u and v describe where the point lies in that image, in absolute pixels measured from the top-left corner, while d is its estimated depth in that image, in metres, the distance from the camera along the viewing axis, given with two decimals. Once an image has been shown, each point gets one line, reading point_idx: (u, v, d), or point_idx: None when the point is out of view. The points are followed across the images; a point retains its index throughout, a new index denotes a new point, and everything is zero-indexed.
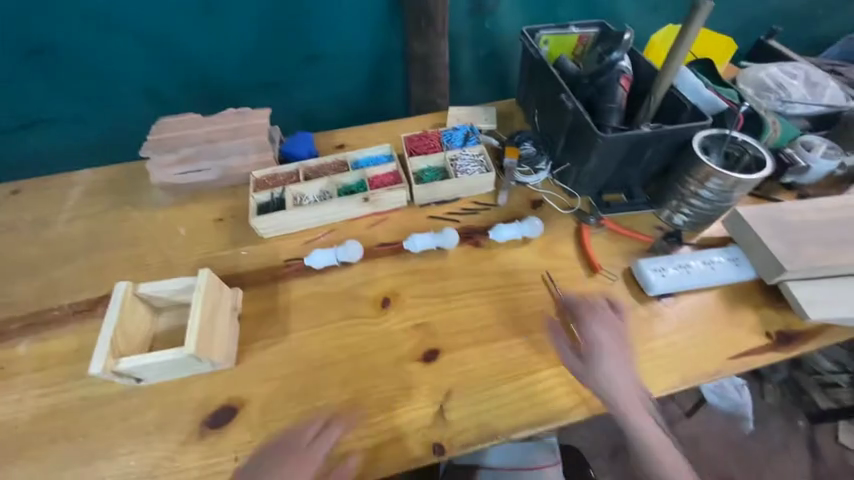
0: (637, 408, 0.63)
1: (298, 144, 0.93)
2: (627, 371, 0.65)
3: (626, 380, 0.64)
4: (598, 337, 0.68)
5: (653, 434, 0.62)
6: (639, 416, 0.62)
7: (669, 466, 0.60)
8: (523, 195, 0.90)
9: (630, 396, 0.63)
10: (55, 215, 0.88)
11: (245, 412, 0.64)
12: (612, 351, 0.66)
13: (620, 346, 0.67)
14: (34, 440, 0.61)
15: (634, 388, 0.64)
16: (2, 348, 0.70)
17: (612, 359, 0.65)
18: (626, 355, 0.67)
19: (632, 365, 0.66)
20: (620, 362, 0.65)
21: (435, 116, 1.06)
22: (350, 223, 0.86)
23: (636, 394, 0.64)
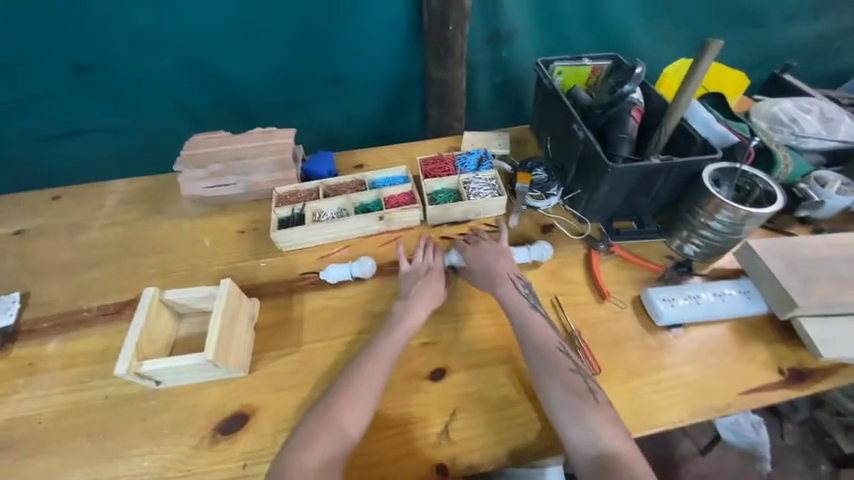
0: (504, 285, 0.75)
1: (319, 163, 0.98)
2: (499, 259, 0.78)
3: (494, 265, 0.77)
4: (472, 238, 0.83)
5: (521, 308, 0.72)
6: (506, 291, 0.74)
7: (540, 337, 0.68)
8: (534, 219, 0.92)
9: (500, 277, 0.76)
10: (92, 221, 0.93)
11: (256, 420, 0.66)
12: (483, 243, 0.81)
13: (494, 243, 0.81)
14: (56, 435, 0.64)
15: (503, 271, 0.77)
16: (34, 345, 0.74)
17: (484, 250, 0.80)
18: (499, 249, 0.80)
19: (506, 256, 0.79)
20: (492, 252, 0.79)
21: (451, 140, 1.10)
22: (365, 239, 0.89)
23: (506, 274, 0.76)
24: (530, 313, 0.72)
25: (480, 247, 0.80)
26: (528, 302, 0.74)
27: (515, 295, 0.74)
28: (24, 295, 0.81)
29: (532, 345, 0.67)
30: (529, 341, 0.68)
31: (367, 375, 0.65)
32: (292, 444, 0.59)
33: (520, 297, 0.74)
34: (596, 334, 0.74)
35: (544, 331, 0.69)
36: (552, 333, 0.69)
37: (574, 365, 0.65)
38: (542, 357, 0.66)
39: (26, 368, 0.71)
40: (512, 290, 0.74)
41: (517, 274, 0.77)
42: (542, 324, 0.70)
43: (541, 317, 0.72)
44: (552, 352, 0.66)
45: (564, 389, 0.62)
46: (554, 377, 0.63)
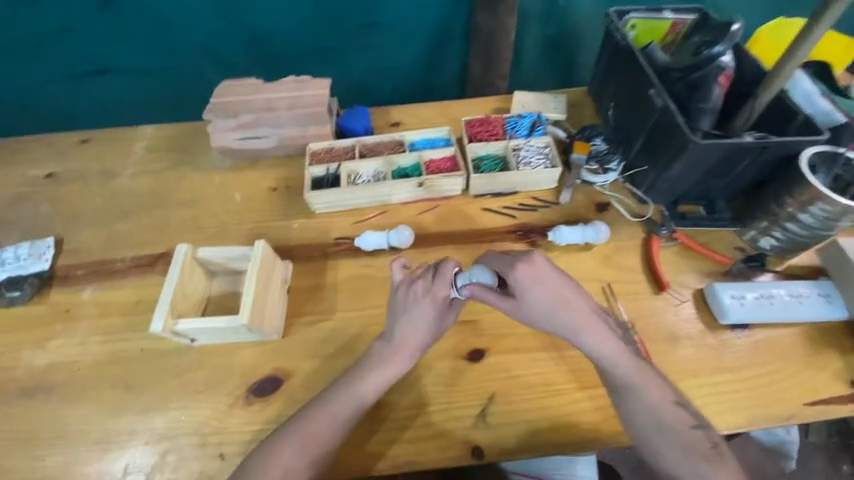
0: (586, 329, 0.59)
1: (355, 118, 0.90)
2: (564, 297, 0.59)
3: (560, 306, 0.59)
4: (520, 267, 0.59)
5: (612, 358, 0.59)
6: (589, 339, 0.59)
7: (645, 395, 0.57)
8: (588, 195, 0.83)
9: (574, 321, 0.59)
10: (121, 167, 0.90)
11: (289, 385, 0.65)
12: (540, 273, 0.59)
13: (549, 270, 0.60)
14: (94, 383, 0.65)
15: (574, 311, 0.59)
16: (70, 291, 0.74)
17: (542, 284, 0.59)
18: (560, 278, 0.60)
19: (569, 285, 0.60)
20: (553, 287, 0.59)
21: (498, 100, 0.99)
22: (402, 206, 0.83)
23: (579, 317, 0.59)
24: (625, 362, 0.59)
25: (538, 280, 0.59)
26: (616, 346, 0.59)
27: (603, 341, 0.59)
28: (58, 241, 0.80)
29: (637, 407, 0.57)
30: (634, 404, 0.57)
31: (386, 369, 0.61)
32: (305, 416, 0.58)
33: (608, 341, 0.59)
34: (650, 327, 0.69)
35: (649, 386, 0.57)
36: (658, 381, 0.58)
37: (686, 418, 0.57)
38: (653, 420, 0.57)
39: (63, 314, 0.71)
40: (595, 334, 0.59)
41: (593, 307, 0.61)
42: (644, 374, 0.58)
43: (634, 364, 0.59)
44: (663, 411, 0.57)
45: (685, 455, 0.55)
46: (661, 437, 0.56)
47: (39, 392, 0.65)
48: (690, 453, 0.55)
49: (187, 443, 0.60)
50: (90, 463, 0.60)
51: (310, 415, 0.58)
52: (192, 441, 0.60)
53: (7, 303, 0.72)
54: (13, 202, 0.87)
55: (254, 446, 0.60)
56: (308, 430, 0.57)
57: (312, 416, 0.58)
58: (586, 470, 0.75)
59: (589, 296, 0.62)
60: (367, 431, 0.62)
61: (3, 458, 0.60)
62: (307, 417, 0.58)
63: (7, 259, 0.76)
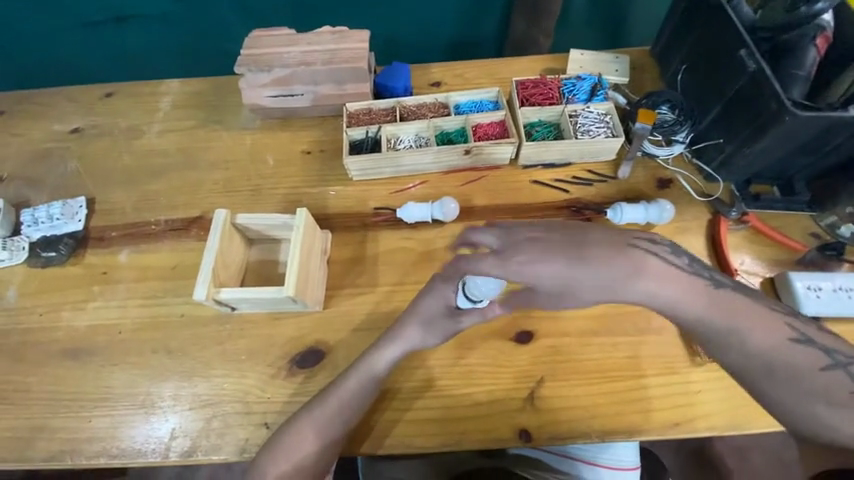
0: (645, 275, 0.46)
1: (394, 76, 0.83)
2: (581, 265, 0.45)
3: (579, 272, 0.45)
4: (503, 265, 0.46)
5: (686, 300, 0.48)
6: (646, 286, 0.46)
7: (750, 335, 0.47)
8: (648, 170, 0.76)
9: (611, 279, 0.45)
10: (148, 124, 0.86)
11: (331, 358, 0.63)
12: (533, 259, 0.45)
13: (541, 250, 0.45)
14: (136, 347, 0.64)
15: (602, 268, 0.45)
16: (105, 253, 0.72)
17: (541, 265, 0.45)
18: (558, 245, 0.45)
19: (574, 248, 0.45)
20: (559, 262, 0.45)
21: (551, 60, 0.90)
22: (445, 175, 0.78)
23: (611, 274, 0.45)
24: (703, 303, 0.48)
25: (537, 260, 0.45)
26: (686, 289, 0.47)
27: (670, 284, 0.47)
28: (89, 201, 0.77)
29: (740, 353, 0.48)
30: (730, 348, 0.48)
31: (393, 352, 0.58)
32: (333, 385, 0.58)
33: (671, 284, 0.47)
34: None
35: (750, 327, 0.48)
36: (766, 316, 0.48)
37: (813, 358, 0.47)
38: (767, 365, 0.47)
39: (100, 276, 0.70)
40: (650, 279, 0.46)
41: (632, 248, 0.47)
42: (738, 311, 0.48)
43: (723, 306, 0.48)
44: (773, 349, 0.47)
45: (813, 401, 0.47)
46: (774, 380, 0.47)
47: (83, 354, 0.64)
48: (813, 393, 0.47)
49: (232, 411, 0.60)
50: (137, 426, 0.60)
51: (347, 385, 0.57)
52: (237, 410, 0.60)
53: (44, 263, 0.71)
54: (40, 158, 0.84)
55: (287, 416, 0.59)
56: (353, 398, 0.57)
57: (355, 387, 0.57)
58: (630, 456, 0.73)
59: (611, 235, 0.47)
60: (411, 408, 0.60)
61: (52, 416, 0.61)
62: (347, 387, 0.57)
63: (40, 218, 0.75)
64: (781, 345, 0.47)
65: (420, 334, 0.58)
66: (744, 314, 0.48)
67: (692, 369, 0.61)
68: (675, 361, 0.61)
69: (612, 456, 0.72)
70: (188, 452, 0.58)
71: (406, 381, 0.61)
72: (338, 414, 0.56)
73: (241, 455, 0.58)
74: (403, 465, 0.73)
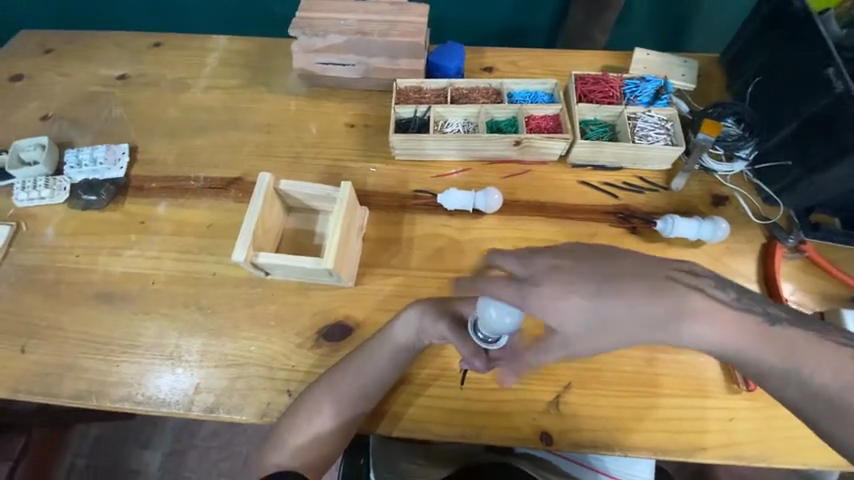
0: (689, 308, 0.43)
1: (447, 56, 0.80)
2: (603, 304, 0.42)
3: (601, 308, 0.42)
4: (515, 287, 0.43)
5: (731, 342, 0.44)
6: (689, 323, 0.43)
7: (808, 373, 0.43)
8: (704, 184, 0.73)
9: (645, 319, 0.42)
10: (194, 79, 0.85)
11: (358, 335, 0.62)
12: (552, 289, 0.42)
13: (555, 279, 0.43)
14: (168, 299, 0.65)
15: (628, 307, 0.42)
16: (145, 203, 0.72)
17: (561, 300, 0.42)
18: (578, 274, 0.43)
19: (594, 282, 0.42)
20: (579, 296, 0.42)
21: (612, 57, 0.86)
22: (490, 164, 0.75)
23: (642, 316, 0.42)
24: (753, 341, 0.44)
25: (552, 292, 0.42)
26: (734, 324, 0.44)
27: (720, 319, 0.43)
28: (131, 149, 0.77)
29: (796, 392, 0.44)
30: (785, 387, 0.44)
31: (413, 330, 0.57)
32: (356, 358, 0.57)
33: (715, 320, 0.43)
34: None
35: (809, 365, 0.43)
36: (827, 349, 0.44)
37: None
38: (826, 404, 0.44)
39: (137, 226, 0.70)
40: (693, 313, 0.43)
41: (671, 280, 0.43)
42: (795, 346, 0.44)
43: (776, 342, 0.44)
44: (837, 387, 0.43)
45: None
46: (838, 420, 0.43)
47: (116, 299, 0.65)
48: None
49: (256, 374, 0.60)
50: (162, 377, 0.60)
51: (370, 361, 0.57)
52: (262, 373, 0.60)
53: (84, 205, 0.71)
54: (86, 100, 0.84)
55: (307, 385, 0.59)
56: (377, 374, 0.57)
57: (382, 362, 0.57)
58: (645, 473, 0.73)
59: (636, 267, 0.43)
60: (431, 396, 0.59)
61: (83, 356, 0.62)
62: (374, 361, 0.57)
63: (83, 160, 0.75)
64: (847, 383, 0.43)
65: (417, 316, 0.57)
66: (798, 353, 0.44)
67: (728, 396, 0.59)
68: (711, 386, 0.59)
69: (614, 463, 0.73)
70: (211, 408, 0.58)
71: (431, 367, 0.60)
72: (359, 386, 0.56)
73: (261, 418, 0.58)
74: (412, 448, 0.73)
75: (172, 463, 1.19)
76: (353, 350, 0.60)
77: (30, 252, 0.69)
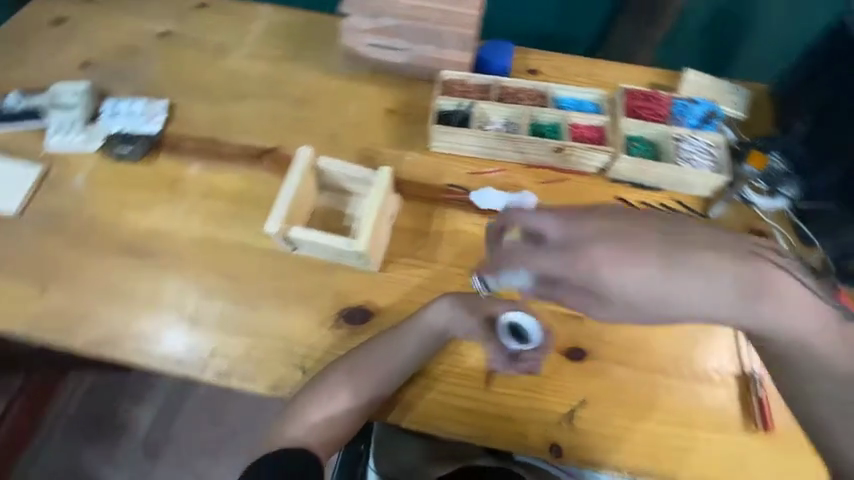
0: (782, 297, 0.42)
1: (496, 53, 0.79)
2: (684, 278, 0.40)
3: (672, 280, 0.40)
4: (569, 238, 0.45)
5: (804, 331, 0.43)
6: (766, 306, 0.42)
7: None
8: (742, 216, 0.71)
9: (723, 293, 0.41)
10: (238, 44, 0.84)
11: (378, 321, 0.62)
12: (617, 245, 0.42)
13: (616, 243, 0.42)
14: (191, 261, 0.64)
15: (705, 279, 0.40)
16: (178, 163, 0.72)
17: (628, 264, 0.41)
18: (643, 241, 0.42)
19: (668, 249, 0.41)
20: (649, 262, 0.41)
21: (662, 75, 0.84)
22: (528, 168, 0.73)
23: (721, 287, 0.41)
24: (824, 335, 0.44)
25: (608, 255, 0.41)
26: (822, 321, 0.44)
27: (806, 314, 0.43)
28: (169, 106, 0.77)
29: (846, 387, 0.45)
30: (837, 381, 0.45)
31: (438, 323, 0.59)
32: (379, 344, 0.57)
33: (792, 305, 0.43)
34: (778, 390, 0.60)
35: None
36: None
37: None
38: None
39: (168, 184, 0.70)
40: (782, 300, 0.42)
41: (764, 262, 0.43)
42: None
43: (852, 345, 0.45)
44: None
45: None
46: None
47: (139, 254, 0.65)
48: None
49: (272, 347, 0.59)
50: (178, 337, 0.60)
51: (392, 348, 0.57)
52: (277, 347, 0.60)
53: (118, 156, 0.71)
54: (127, 52, 0.83)
55: (322, 367, 0.59)
56: (399, 363, 0.57)
57: (404, 351, 0.57)
58: None
59: (720, 240, 0.43)
60: (445, 393, 0.58)
61: (102, 306, 0.62)
62: (397, 348, 0.57)
63: (121, 111, 0.74)
64: None
65: (449, 306, 0.59)
66: None
67: (742, 433, 0.58)
68: (727, 421, 0.58)
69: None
70: (224, 374, 0.58)
71: (447, 364, 0.60)
72: (377, 373, 0.56)
73: (273, 392, 0.58)
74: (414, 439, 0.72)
75: (162, 422, 1.20)
76: (373, 336, 0.60)
77: (59, 196, 0.69)
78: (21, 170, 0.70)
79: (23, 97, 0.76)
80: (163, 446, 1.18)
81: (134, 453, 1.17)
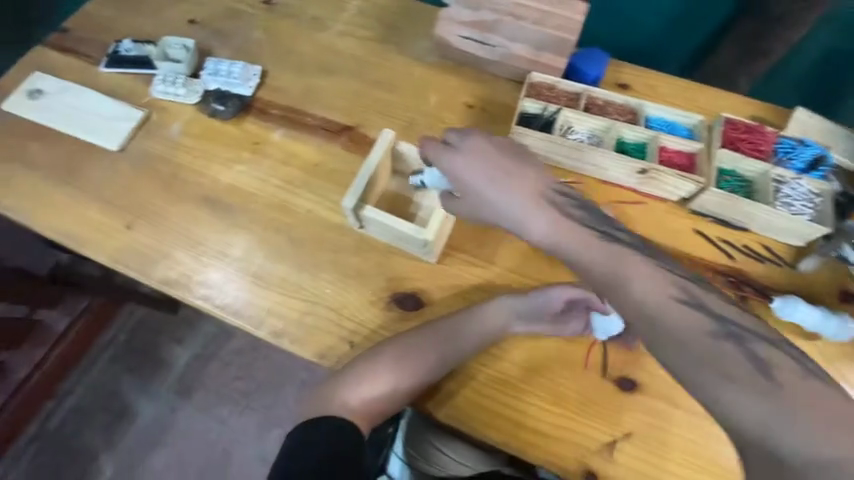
0: (647, 288, 0.43)
1: (590, 61, 0.76)
2: (530, 204, 0.47)
3: (512, 198, 0.48)
4: (478, 172, 0.49)
5: (632, 283, 0.44)
6: (588, 247, 0.46)
7: (815, 413, 0.37)
8: (834, 274, 0.65)
9: (541, 220, 0.47)
10: (332, 20, 0.86)
11: (429, 311, 0.62)
12: (503, 181, 0.48)
13: (485, 160, 0.50)
14: (262, 222, 0.67)
15: (532, 206, 0.47)
16: (262, 127, 0.75)
17: (477, 168, 0.49)
18: (502, 162, 0.49)
19: (517, 176, 0.49)
20: (493, 173, 0.49)
21: (766, 109, 0.78)
22: (604, 185, 0.70)
23: (541, 215, 0.47)
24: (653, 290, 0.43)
25: (471, 162, 0.50)
26: (699, 301, 0.42)
27: (682, 314, 0.42)
28: (263, 72, 0.80)
29: (716, 370, 0.40)
30: (686, 345, 0.41)
31: (491, 324, 0.59)
32: (429, 331, 0.59)
33: (620, 257, 0.45)
34: None
35: (728, 341, 0.40)
36: (832, 397, 0.38)
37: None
38: (846, 456, 0.36)
39: (251, 145, 0.73)
40: (604, 247, 0.45)
41: (635, 252, 0.45)
42: (714, 315, 0.42)
43: (762, 367, 0.39)
44: (758, 376, 0.39)
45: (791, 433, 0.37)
46: (739, 399, 0.38)
47: (217, 206, 0.69)
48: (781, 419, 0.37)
49: (324, 316, 0.61)
50: (240, 290, 0.63)
51: (442, 337, 0.58)
52: (330, 317, 0.61)
53: (211, 112, 0.76)
54: (231, 15, 0.87)
55: (370, 344, 0.60)
56: (444, 353, 0.58)
57: (451, 342, 0.58)
58: None
59: (559, 187, 0.49)
60: (486, 395, 0.58)
61: (178, 249, 0.67)
62: (445, 338, 0.58)
63: (220, 70, 0.78)
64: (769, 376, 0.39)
65: (508, 304, 0.59)
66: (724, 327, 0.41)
67: None
68: None
69: None
70: (277, 333, 0.61)
71: (492, 368, 0.59)
72: (423, 359, 0.57)
73: (319, 359, 0.60)
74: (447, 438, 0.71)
75: (196, 365, 1.28)
76: (423, 324, 0.60)
77: (155, 141, 0.75)
78: (127, 113, 0.76)
79: (137, 45, 0.82)
80: (194, 387, 1.26)
81: (168, 387, 1.26)
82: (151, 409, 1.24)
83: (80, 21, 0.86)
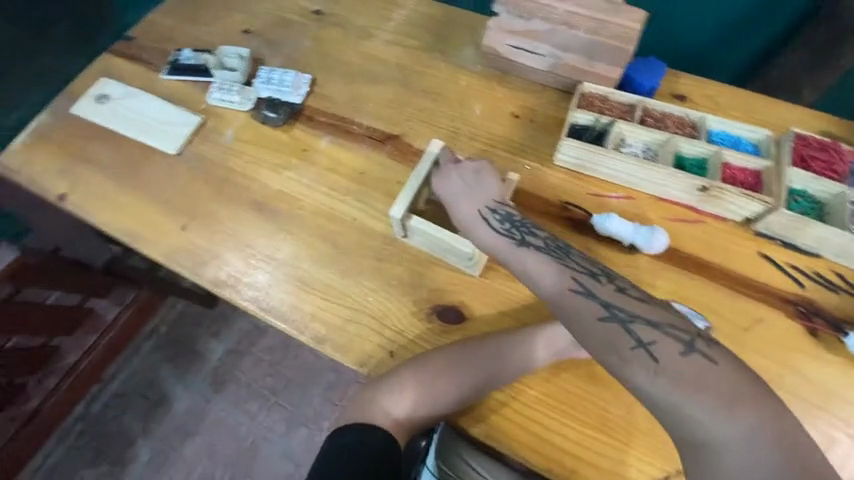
0: (549, 281, 0.52)
1: (646, 72, 0.73)
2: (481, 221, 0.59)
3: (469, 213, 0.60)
4: (450, 182, 0.63)
5: (550, 285, 0.52)
6: (522, 255, 0.55)
7: (727, 394, 0.40)
8: None
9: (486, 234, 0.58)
10: (380, 29, 0.87)
11: (469, 326, 0.61)
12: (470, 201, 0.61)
13: (461, 180, 0.63)
14: (307, 227, 0.69)
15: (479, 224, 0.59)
16: (310, 134, 0.77)
17: (451, 186, 0.63)
18: (470, 185, 0.62)
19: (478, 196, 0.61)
20: (463, 191, 0.62)
21: (840, 124, 0.72)
22: (659, 201, 0.67)
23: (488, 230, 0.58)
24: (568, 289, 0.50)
25: (451, 180, 0.63)
26: (610, 296, 0.48)
27: (575, 301, 0.49)
28: (312, 80, 0.82)
29: (625, 358, 0.44)
30: (602, 338, 0.46)
31: (533, 346, 0.57)
32: (463, 350, 0.58)
33: (544, 264, 0.53)
34: None
35: (636, 329, 0.45)
36: (713, 374, 0.41)
37: (773, 440, 0.39)
38: (764, 442, 0.39)
39: (299, 151, 0.75)
40: (534, 257, 0.54)
41: (543, 252, 0.55)
42: (624, 306, 0.47)
43: (656, 351, 0.43)
44: (665, 359, 0.43)
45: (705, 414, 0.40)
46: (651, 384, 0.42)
47: (264, 210, 0.71)
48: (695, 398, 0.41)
49: (365, 324, 0.62)
50: (284, 293, 0.65)
51: (479, 355, 0.58)
52: (371, 325, 0.61)
53: (263, 119, 0.78)
54: (282, 24, 0.90)
55: (408, 357, 0.60)
56: (475, 370, 0.57)
57: (483, 360, 0.57)
58: None
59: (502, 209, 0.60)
60: (527, 417, 0.56)
61: (227, 250, 0.69)
62: (478, 357, 0.58)
63: (272, 79, 0.81)
64: (675, 359, 0.43)
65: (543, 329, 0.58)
66: (632, 316, 0.46)
67: None
68: None
69: None
70: (319, 339, 0.61)
71: (534, 388, 0.57)
72: (458, 377, 0.57)
73: (359, 367, 0.60)
74: (482, 457, 0.70)
75: (230, 359, 1.32)
76: (464, 340, 0.60)
77: (209, 146, 0.78)
78: (184, 118, 0.80)
79: (195, 53, 0.86)
80: (227, 381, 1.30)
81: (203, 379, 1.31)
82: (187, 399, 1.29)
83: (144, 30, 0.91)
